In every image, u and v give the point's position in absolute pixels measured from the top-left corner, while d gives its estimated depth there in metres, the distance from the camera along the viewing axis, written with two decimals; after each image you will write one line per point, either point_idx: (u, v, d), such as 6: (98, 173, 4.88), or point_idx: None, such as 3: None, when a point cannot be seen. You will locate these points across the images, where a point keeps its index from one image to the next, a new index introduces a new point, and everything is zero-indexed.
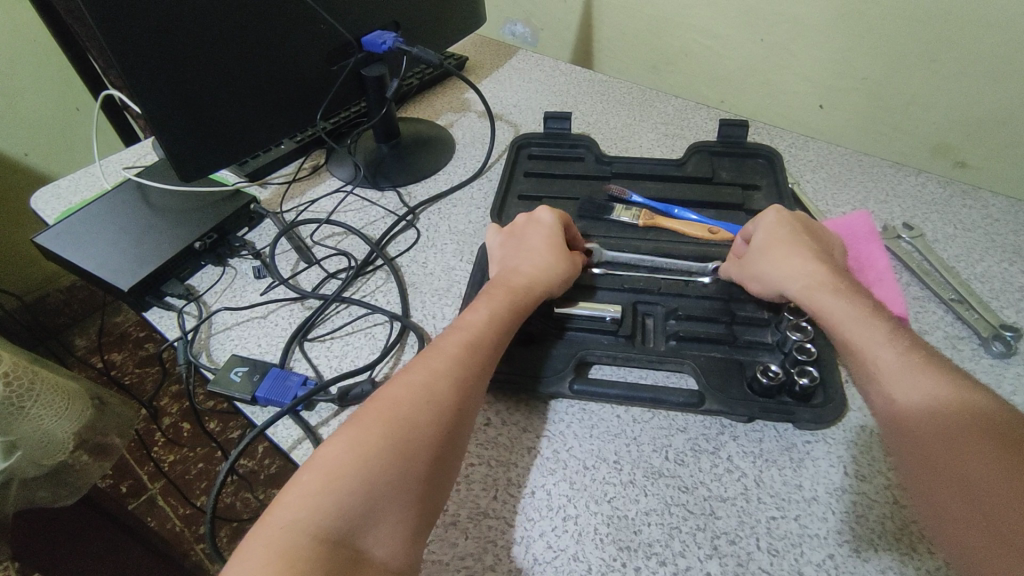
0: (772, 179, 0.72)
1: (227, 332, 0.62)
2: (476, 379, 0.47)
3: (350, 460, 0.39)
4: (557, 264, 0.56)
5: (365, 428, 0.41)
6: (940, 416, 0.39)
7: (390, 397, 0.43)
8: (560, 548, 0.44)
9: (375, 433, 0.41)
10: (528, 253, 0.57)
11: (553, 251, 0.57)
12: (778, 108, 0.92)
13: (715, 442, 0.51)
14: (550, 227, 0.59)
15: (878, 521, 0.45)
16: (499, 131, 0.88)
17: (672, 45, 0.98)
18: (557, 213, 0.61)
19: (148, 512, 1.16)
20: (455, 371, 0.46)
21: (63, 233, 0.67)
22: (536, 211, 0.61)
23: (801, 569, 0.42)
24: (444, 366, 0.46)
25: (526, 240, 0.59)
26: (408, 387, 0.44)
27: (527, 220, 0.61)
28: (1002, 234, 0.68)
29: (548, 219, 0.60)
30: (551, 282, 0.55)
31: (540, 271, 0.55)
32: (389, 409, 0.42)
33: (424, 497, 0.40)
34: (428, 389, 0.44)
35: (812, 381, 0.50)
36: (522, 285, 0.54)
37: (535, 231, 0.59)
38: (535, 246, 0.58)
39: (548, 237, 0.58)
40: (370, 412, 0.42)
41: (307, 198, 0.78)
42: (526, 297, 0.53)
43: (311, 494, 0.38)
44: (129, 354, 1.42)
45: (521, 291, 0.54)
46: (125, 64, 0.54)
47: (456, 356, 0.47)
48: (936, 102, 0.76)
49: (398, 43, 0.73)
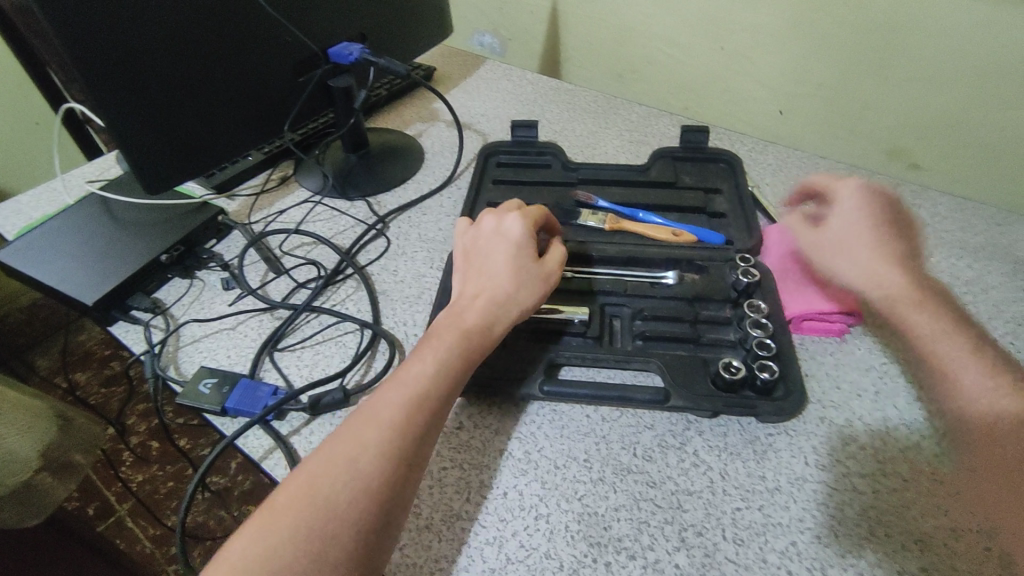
0: (733, 183, 0.75)
1: (195, 344, 0.62)
2: (412, 448, 0.43)
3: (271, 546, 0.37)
4: (521, 288, 0.53)
5: (277, 518, 0.38)
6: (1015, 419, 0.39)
7: (310, 476, 0.40)
8: (532, 546, 0.45)
9: (286, 526, 0.38)
10: (489, 274, 0.54)
11: (517, 272, 0.54)
12: (740, 114, 0.95)
13: (682, 437, 0.52)
14: (518, 243, 0.55)
15: (838, 508, 0.47)
16: (467, 140, 0.89)
17: (635, 54, 1.01)
18: (526, 225, 0.57)
19: (118, 535, 1.13)
20: (388, 443, 0.42)
21: (23, 249, 0.66)
22: (505, 221, 0.57)
23: (765, 557, 0.44)
24: (376, 437, 0.42)
25: (490, 257, 0.55)
26: (331, 465, 0.40)
27: (489, 234, 0.57)
28: (950, 232, 0.71)
29: (518, 233, 0.56)
30: (512, 309, 0.52)
31: (499, 301, 0.52)
32: (307, 494, 0.39)
33: None
34: (354, 467, 0.41)
35: (772, 376, 0.51)
36: (477, 323, 0.51)
37: (500, 247, 0.55)
38: (497, 269, 0.54)
39: (514, 254, 0.55)
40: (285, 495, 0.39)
41: (276, 209, 0.78)
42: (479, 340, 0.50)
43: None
44: (94, 374, 1.39)
45: (475, 335, 0.50)
46: (87, 78, 0.54)
47: (391, 422, 0.43)
48: (887, 107, 0.80)
49: (365, 54, 0.74)
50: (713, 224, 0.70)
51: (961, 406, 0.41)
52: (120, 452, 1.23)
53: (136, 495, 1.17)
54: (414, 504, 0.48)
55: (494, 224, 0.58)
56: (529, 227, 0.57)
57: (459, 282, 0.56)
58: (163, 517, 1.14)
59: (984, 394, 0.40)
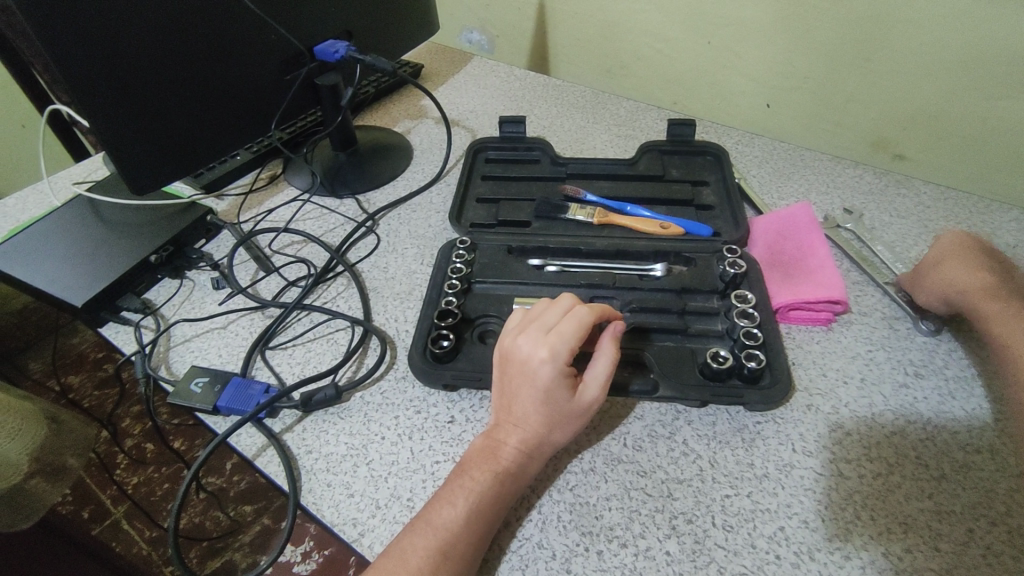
0: (719, 175, 0.75)
1: (186, 344, 0.62)
2: None
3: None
4: (556, 428, 0.47)
5: None
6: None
7: None
8: (525, 537, 0.46)
9: None
10: (520, 414, 0.47)
11: (551, 416, 0.47)
12: (727, 108, 0.96)
13: (671, 427, 0.53)
14: (555, 374, 0.46)
15: (826, 493, 0.48)
16: (456, 136, 0.89)
17: (623, 49, 1.01)
18: (561, 356, 0.46)
19: (113, 537, 1.14)
20: None
21: (10, 251, 0.66)
22: (540, 342, 0.47)
23: (754, 542, 0.45)
24: None
25: (527, 392, 0.47)
26: None
27: (519, 361, 0.47)
28: (934, 220, 0.72)
29: (552, 371, 0.46)
30: (543, 456, 0.47)
31: (530, 450, 0.46)
32: None
33: None
34: None
35: (760, 364, 0.52)
36: (508, 473, 0.45)
37: (533, 380, 0.47)
38: (528, 413, 0.47)
39: (549, 394, 0.46)
40: None
41: (265, 208, 0.78)
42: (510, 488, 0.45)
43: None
44: (87, 376, 1.38)
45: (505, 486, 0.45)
46: (70, 77, 0.54)
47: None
48: (870, 99, 0.81)
49: (351, 52, 0.74)
50: (701, 217, 0.70)
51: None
52: (114, 454, 1.22)
53: (131, 497, 1.16)
54: (407, 498, 0.49)
55: (526, 347, 0.47)
56: (564, 358, 0.46)
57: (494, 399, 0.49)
58: (158, 518, 1.15)
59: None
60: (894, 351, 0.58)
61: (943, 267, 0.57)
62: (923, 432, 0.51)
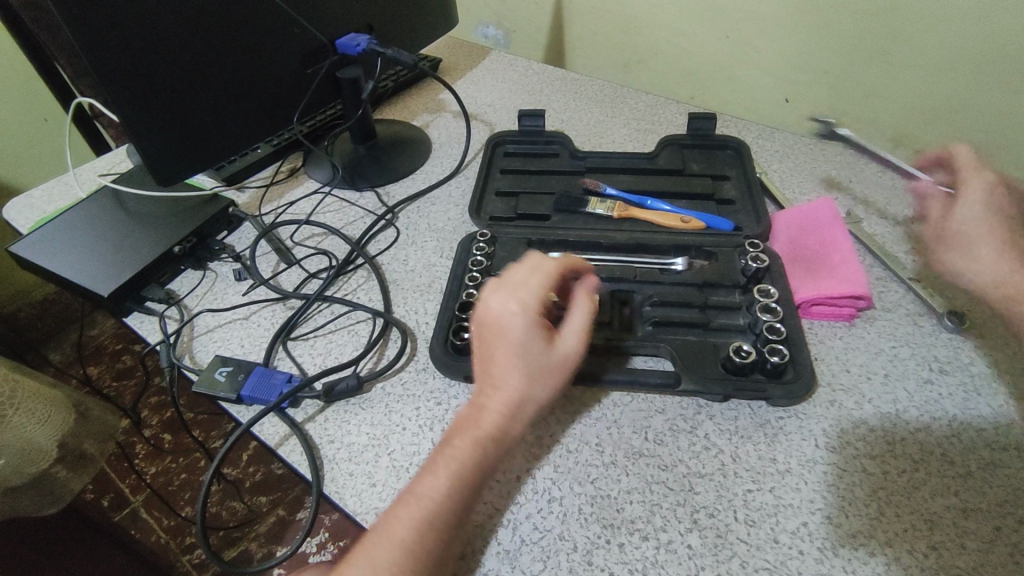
0: (741, 169, 0.75)
1: (210, 334, 0.63)
2: None
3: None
4: (538, 383, 0.44)
5: None
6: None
7: None
8: (546, 528, 0.46)
9: None
10: (498, 373, 0.44)
11: (531, 371, 0.44)
12: (747, 102, 0.95)
13: (692, 421, 0.53)
14: (530, 328, 0.45)
15: (849, 489, 0.47)
16: (475, 130, 0.89)
17: (641, 42, 1.01)
18: (532, 307, 0.45)
19: (133, 526, 1.14)
20: None
21: (38, 241, 0.67)
22: (508, 298, 0.45)
23: (777, 537, 0.44)
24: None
25: (512, 351, 0.44)
26: None
27: (491, 320, 0.45)
28: None
29: (524, 323, 0.44)
30: (528, 415, 0.44)
31: (512, 409, 0.43)
32: None
33: None
34: None
35: (783, 359, 0.52)
36: (490, 436, 0.42)
37: (508, 337, 0.44)
38: (505, 371, 0.44)
39: (525, 347, 0.44)
40: None
41: (286, 201, 0.79)
42: (495, 450, 0.42)
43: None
44: (107, 367, 1.40)
45: (487, 446, 0.42)
46: (100, 71, 0.55)
47: (403, 558, 0.38)
48: (893, 94, 0.80)
49: (372, 45, 0.74)
50: (721, 211, 0.70)
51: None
52: (134, 444, 1.24)
53: (150, 486, 1.18)
54: None
55: (496, 304, 0.45)
56: (535, 309, 0.45)
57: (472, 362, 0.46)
58: (177, 507, 1.16)
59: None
60: (919, 347, 0.57)
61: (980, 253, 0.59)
62: (948, 428, 0.51)
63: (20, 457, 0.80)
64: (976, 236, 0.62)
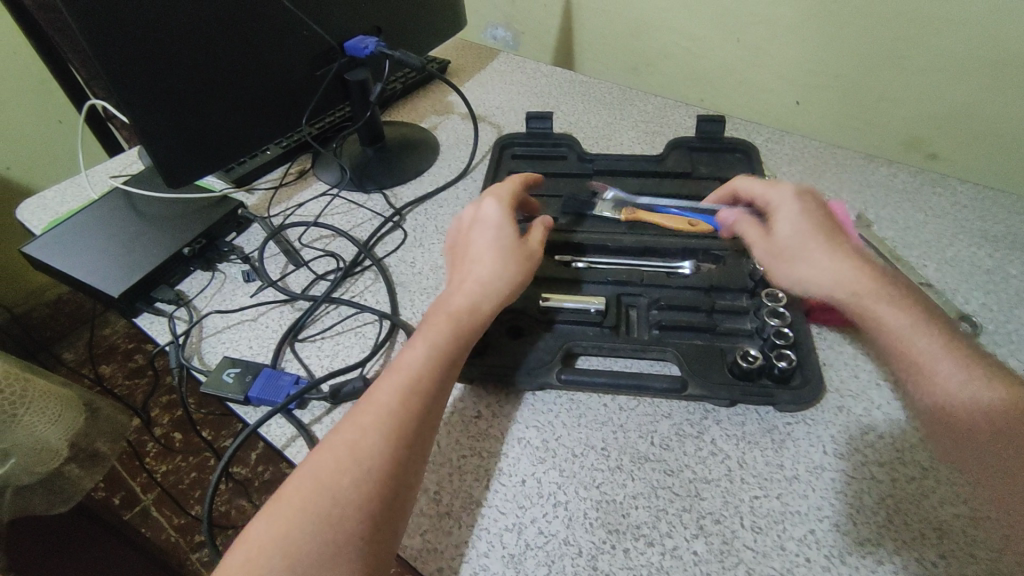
0: (750, 172, 0.74)
1: (218, 335, 0.63)
2: (415, 428, 0.43)
3: (273, 550, 0.37)
4: (506, 265, 0.53)
5: (289, 505, 0.39)
6: (999, 423, 0.39)
7: (315, 467, 0.41)
8: (551, 533, 0.46)
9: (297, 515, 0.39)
10: (475, 258, 0.54)
11: (502, 253, 0.54)
12: (757, 104, 0.95)
13: (699, 426, 0.52)
14: (499, 222, 0.56)
15: (857, 496, 0.47)
16: (483, 133, 0.89)
17: (650, 44, 1.00)
18: (500, 210, 0.57)
19: (143, 524, 1.16)
20: (386, 424, 0.42)
21: (51, 242, 0.68)
22: (483, 205, 0.58)
23: (784, 545, 0.44)
24: (375, 419, 0.43)
25: (476, 248, 0.55)
26: (334, 450, 0.41)
27: (467, 227, 0.57)
28: (972, 219, 0.70)
29: (494, 219, 0.56)
30: (499, 292, 0.52)
31: (485, 285, 0.52)
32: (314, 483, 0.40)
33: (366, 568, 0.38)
34: (358, 450, 0.41)
35: (790, 364, 0.51)
36: (468, 303, 0.51)
37: (484, 230, 0.56)
38: (480, 254, 0.54)
39: (495, 237, 0.55)
40: (296, 488, 0.40)
41: (294, 202, 0.79)
42: (471, 316, 0.50)
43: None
44: (118, 366, 1.42)
45: (465, 312, 0.50)
46: (111, 73, 0.55)
47: (390, 401, 0.44)
48: (904, 96, 0.79)
49: (380, 48, 0.75)
50: None
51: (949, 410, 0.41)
52: (144, 442, 1.26)
53: (160, 484, 1.19)
54: (434, 491, 0.49)
55: (470, 214, 0.58)
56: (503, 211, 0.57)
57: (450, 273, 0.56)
58: (187, 505, 1.17)
59: (966, 388, 0.41)
60: None
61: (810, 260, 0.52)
62: None
63: (33, 456, 0.80)
64: (806, 245, 0.52)
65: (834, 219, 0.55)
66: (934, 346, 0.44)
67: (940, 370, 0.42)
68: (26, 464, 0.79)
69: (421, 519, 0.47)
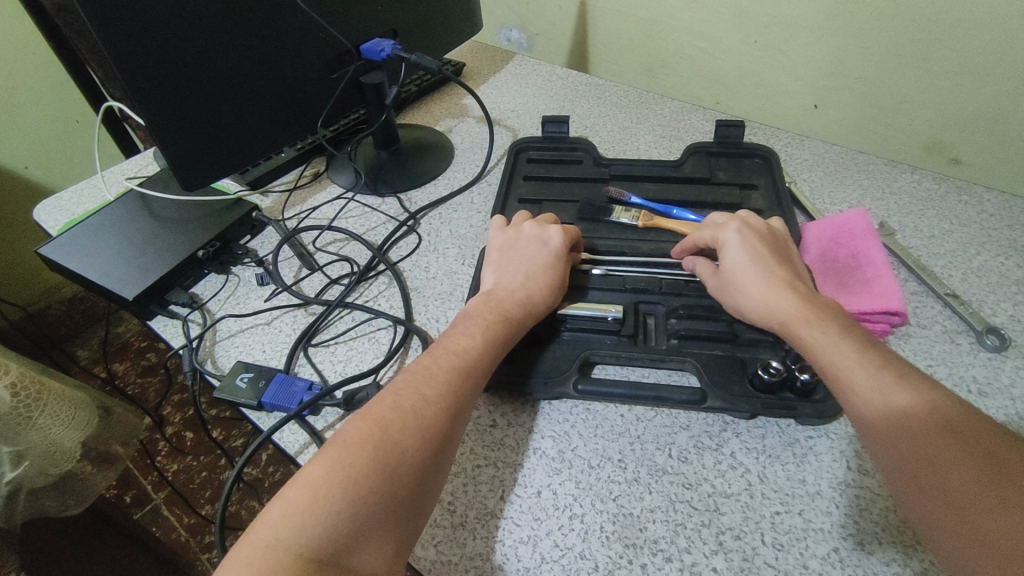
0: (769, 178, 0.73)
1: (231, 339, 0.63)
2: (463, 407, 0.47)
3: (333, 481, 0.40)
4: (552, 296, 0.56)
5: (353, 447, 0.41)
6: (915, 424, 0.39)
7: (377, 418, 0.44)
8: (566, 546, 0.45)
9: (362, 454, 0.41)
10: (525, 275, 0.57)
11: (551, 282, 0.57)
12: (775, 108, 0.93)
13: (718, 439, 0.51)
14: (555, 252, 0.59)
15: (883, 514, 0.45)
16: (498, 136, 0.89)
17: (666, 47, 0.99)
18: (560, 241, 0.59)
19: (154, 523, 1.16)
20: (443, 398, 0.46)
21: (66, 243, 0.68)
22: (547, 229, 0.60)
23: (806, 563, 0.43)
24: (434, 393, 0.46)
25: (523, 258, 0.58)
26: (397, 408, 0.44)
27: (526, 240, 0.60)
28: (998, 228, 0.69)
29: (552, 250, 0.59)
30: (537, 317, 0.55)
31: (530, 304, 0.55)
32: (378, 431, 0.43)
33: (405, 520, 0.41)
34: (418, 414, 0.44)
35: (813, 377, 0.50)
36: (518, 312, 0.54)
37: (539, 254, 0.58)
38: (536, 274, 0.57)
39: (550, 265, 0.58)
40: (356, 431, 0.43)
41: (308, 205, 0.79)
42: (518, 324, 0.53)
43: (297, 513, 0.38)
44: (130, 365, 1.42)
45: (515, 319, 0.53)
46: (125, 73, 0.55)
47: (446, 380, 0.47)
48: (930, 101, 0.77)
49: (396, 51, 0.75)
50: None
51: (869, 419, 0.42)
52: (155, 441, 1.26)
53: (170, 484, 1.20)
54: (448, 501, 0.48)
55: (531, 232, 0.61)
56: (563, 243, 0.59)
57: (490, 275, 0.59)
58: (197, 505, 1.17)
59: (878, 395, 0.42)
60: (956, 366, 0.55)
61: (756, 289, 0.52)
62: None
63: (47, 459, 0.81)
64: (746, 277, 0.53)
65: (777, 249, 0.56)
66: (846, 356, 0.45)
67: (856, 379, 0.43)
68: (40, 466, 0.79)
69: (433, 529, 0.46)
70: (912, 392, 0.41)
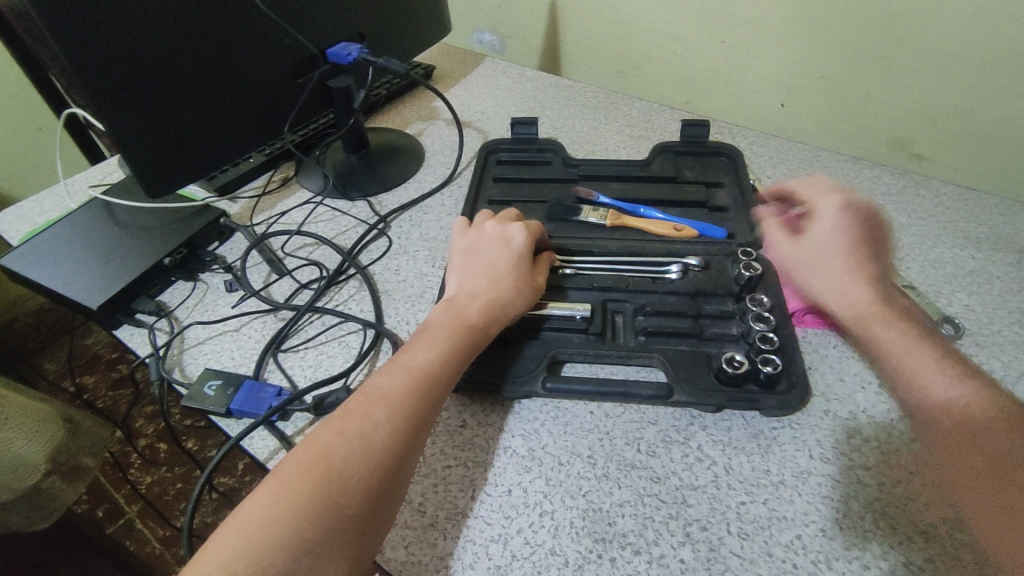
0: (734, 176, 0.74)
1: (199, 347, 0.62)
2: (415, 426, 0.46)
3: (272, 514, 0.39)
4: (519, 297, 0.56)
5: (293, 479, 0.41)
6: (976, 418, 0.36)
7: (322, 446, 0.43)
8: (536, 543, 0.45)
9: (302, 484, 0.41)
10: (489, 279, 0.56)
11: (516, 283, 0.57)
12: (741, 108, 0.95)
13: (685, 432, 0.52)
14: (518, 253, 0.58)
15: (843, 501, 0.47)
16: (468, 139, 0.89)
17: (635, 48, 1.01)
18: (521, 243, 0.59)
19: (128, 536, 1.14)
20: (393, 419, 0.45)
21: (27, 253, 0.67)
22: (509, 231, 0.60)
23: (770, 551, 0.44)
24: (382, 415, 0.45)
25: (486, 262, 0.58)
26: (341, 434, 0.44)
27: (487, 246, 0.60)
28: (954, 221, 0.71)
29: (515, 253, 0.58)
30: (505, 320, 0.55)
31: (491, 310, 0.54)
32: (321, 460, 0.42)
33: (354, 547, 0.40)
34: (364, 438, 0.44)
35: (776, 369, 0.51)
36: (479, 320, 0.54)
37: (502, 256, 0.58)
38: (498, 278, 0.56)
39: (513, 267, 0.58)
40: (299, 459, 0.42)
41: (278, 210, 0.79)
42: (480, 332, 0.53)
43: (236, 549, 0.38)
44: (101, 377, 1.40)
45: (478, 327, 0.53)
46: (87, 82, 0.54)
47: (396, 400, 0.47)
48: (889, 98, 0.79)
49: (363, 54, 0.74)
50: (714, 219, 0.69)
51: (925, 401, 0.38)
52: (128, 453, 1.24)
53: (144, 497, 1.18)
54: (419, 502, 0.48)
55: (495, 237, 0.60)
56: (524, 245, 0.59)
57: (455, 282, 0.59)
58: (171, 518, 1.16)
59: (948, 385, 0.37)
60: None
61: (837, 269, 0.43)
62: None
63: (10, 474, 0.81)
64: (834, 255, 0.44)
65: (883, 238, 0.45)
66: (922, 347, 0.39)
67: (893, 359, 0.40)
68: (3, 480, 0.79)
69: (403, 531, 0.46)
70: (979, 393, 0.37)
